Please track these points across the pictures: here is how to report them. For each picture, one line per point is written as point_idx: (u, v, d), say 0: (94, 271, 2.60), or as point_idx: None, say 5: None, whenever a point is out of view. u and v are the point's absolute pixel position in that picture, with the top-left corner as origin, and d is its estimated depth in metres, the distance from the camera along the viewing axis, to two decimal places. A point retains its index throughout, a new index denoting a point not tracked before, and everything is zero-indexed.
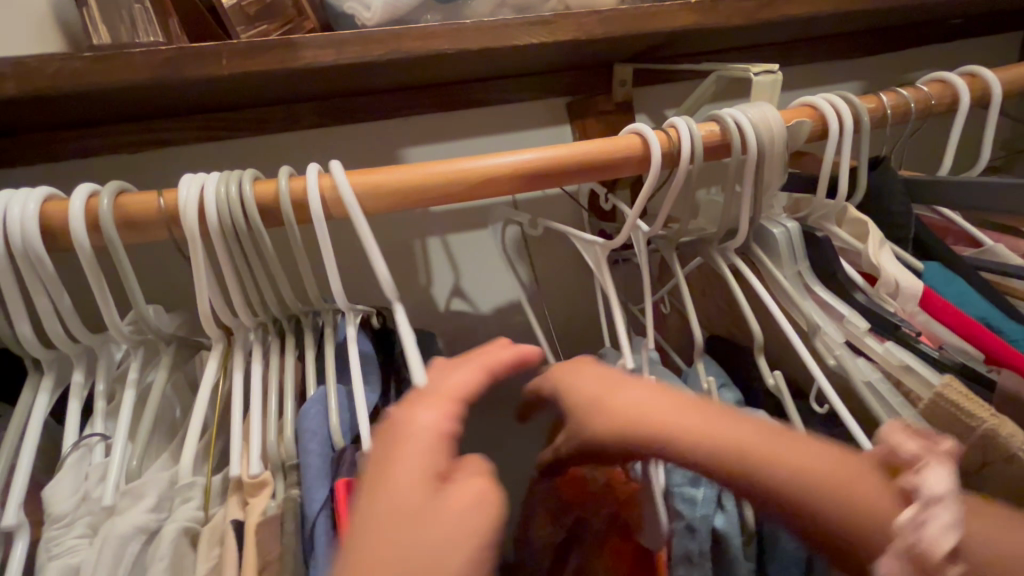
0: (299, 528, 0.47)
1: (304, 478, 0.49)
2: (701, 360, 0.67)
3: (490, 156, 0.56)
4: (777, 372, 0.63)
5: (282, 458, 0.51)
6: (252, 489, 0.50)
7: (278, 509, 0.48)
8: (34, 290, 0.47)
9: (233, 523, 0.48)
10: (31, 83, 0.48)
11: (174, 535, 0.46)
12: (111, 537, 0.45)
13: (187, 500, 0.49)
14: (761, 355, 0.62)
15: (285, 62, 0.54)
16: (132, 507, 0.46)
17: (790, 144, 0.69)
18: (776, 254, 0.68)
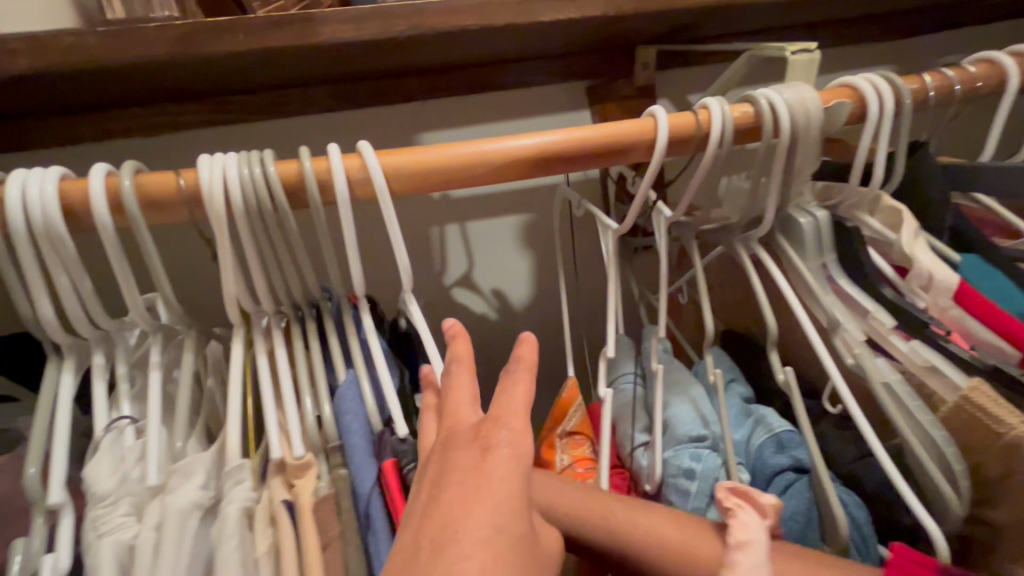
0: (355, 505, 0.48)
1: (351, 459, 0.48)
2: (711, 353, 0.61)
3: (508, 138, 0.53)
4: (790, 367, 0.57)
5: (324, 438, 0.51)
6: (296, 471, 0.49)
7: (330, 488, 0.48)
8: (56, 272, 0.46)
9: (285, 503, 0.47)
10: (47, 59, 0.47)
11: (235, 516, 0.45)
12: (169, 513, 0.44)
13: (239, 481, 0.47)
14: (772, 349, 0.57)
15: (306, 39, 0.52)
16: (184, 485, 0.46)
17: (827, 127, 0.66)
18: (799, 243, 0.63)
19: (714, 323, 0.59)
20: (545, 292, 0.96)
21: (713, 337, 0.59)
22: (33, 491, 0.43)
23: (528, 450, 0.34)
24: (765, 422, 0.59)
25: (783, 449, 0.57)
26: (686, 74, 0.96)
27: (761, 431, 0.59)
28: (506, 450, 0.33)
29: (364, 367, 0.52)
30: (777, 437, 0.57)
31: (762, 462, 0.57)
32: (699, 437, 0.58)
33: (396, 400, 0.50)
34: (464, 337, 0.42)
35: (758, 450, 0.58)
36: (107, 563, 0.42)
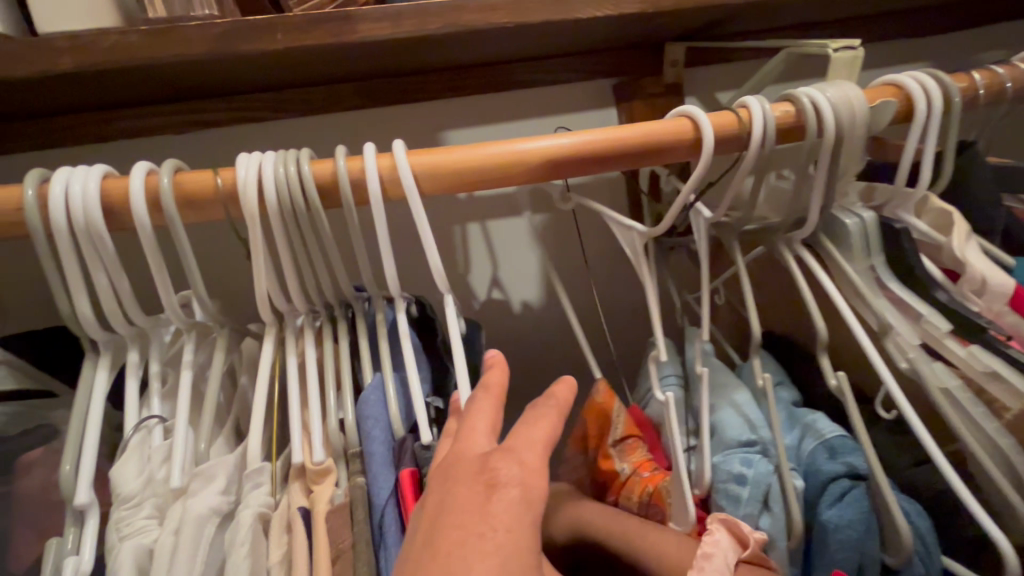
0: (368, 518, 0.46)
1: (369, 466, 0.48)
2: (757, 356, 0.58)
3: (544, 137, 0.52)
4: (841, 372, 0.53)
5: (344, 444, 0.50)
6: (315, 477, 0.49)
7: (345, 497, 0.47)
8: (94, 269, 0.46)
9: (301, 510, 0.46)
10: (89, 57, 0.47)
11: (250, 522, 0.45)
12: (187, 519, 0.43)
13: (257, 485, 0.47)
14: (823, 354, 0.54)
15: (341, 37, 0.52)
16: (204, 489, 0.45)
17: (873, 126, 0.63)
18: (846, 244, 0.60)
19: (758, 324, 0.57)
20: (569, 294, 0.95)
21: (759, 340, 0.56)
22: (66, 488, 0.43)
23: (536, 493, 0.33)
24: (815, 428, 0.57)
25: (836, 456, 0.55)
26: (717, 72, 0.94)
27: (811, 439, 0.57)
28: (515, 491, 0.32)
29: (391, 370, 0.51)
30: (828, 443, 0.56)
31: (815, 469, 0.55)
32: (749, 442, 0.56)
33: (422, 405, 0.49)
34: (497, 369, 0.41)
35: (811, 458, 0.56)
36: (124, 564, 0.42)
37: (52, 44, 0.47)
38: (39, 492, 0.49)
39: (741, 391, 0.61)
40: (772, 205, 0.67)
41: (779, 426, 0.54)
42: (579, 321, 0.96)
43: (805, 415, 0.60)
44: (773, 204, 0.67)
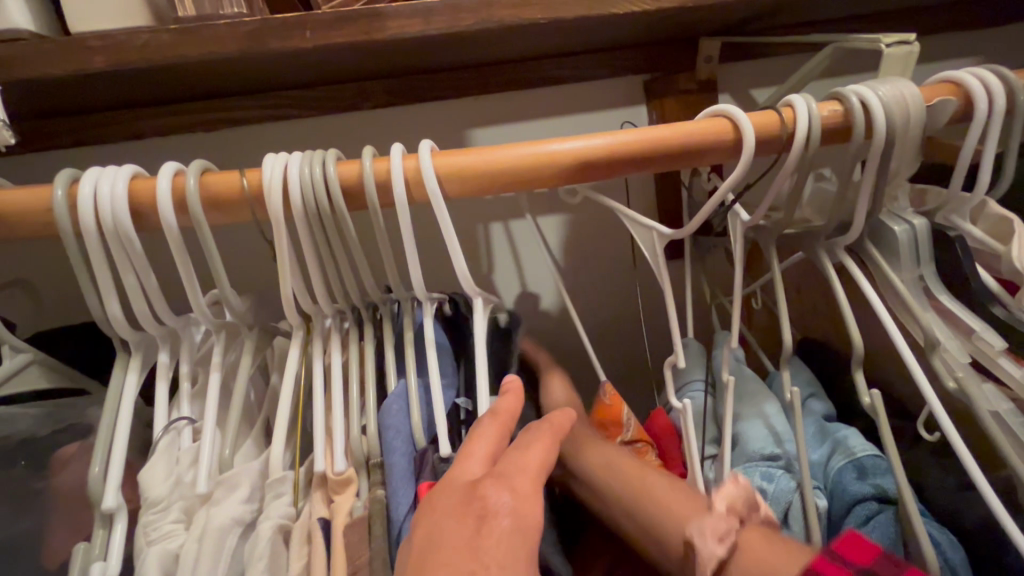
0: (387, 532, 0.45)
1: (389, 479, 0.46)
2: (789, 366, 0.55)
3: (577, 139, 0.50)
4: (876, 391, 0.49)
5: (366, 453, 0.50)
6: (337, 486, 0.48)
7: (364, 509, 0.47)
8: (124, 270, 0.47)
9: (322, 521, 0.46)
10: (121, 57, 0.47)
11: (269, 534, 0.45)
12: (210, 528, 0.44)
13: (278, 495, 0.47)
14: (857, 369, 0.51)
15: (371, 35, 0.50)
16: (228, 497, 0.46)
17: (929, 127, 0.59)
18: (891, 252, 0.57)
19: (792, 334, 0.54)
20: (594, 297, 0.93)
21: (792, 351, 0.53)
22: (93, 491, 0.44)
23: (529, 525, 0.34)
24: (845, 445, 0.54)
25: (865, 476, 0.51)
26: (755, 68, 0.90)
27: (840, 456, 0.54)
28: (507, 521, 0.33)
29: (414, 378, 0.50)
30: (858, 462, 0.52)
31: (840, 490, 0.52)
32: (773, 456, 0.54)
33: (442, 416, 0.48)
34: (509, 396, 0.44)
35: (836, 476, 0.53)
36: (153, 569, 0.42)
37: (84, 44, 0.46)
38: (74, 489, 0.50)
39: (770, 403, 0.57)
40: (816, 207, 0.64)
41: (803, 441, 0.51)
42: (603, 324, 0.94)
43: (836, 431, 0.57)
44: (815, 208, 0.64)
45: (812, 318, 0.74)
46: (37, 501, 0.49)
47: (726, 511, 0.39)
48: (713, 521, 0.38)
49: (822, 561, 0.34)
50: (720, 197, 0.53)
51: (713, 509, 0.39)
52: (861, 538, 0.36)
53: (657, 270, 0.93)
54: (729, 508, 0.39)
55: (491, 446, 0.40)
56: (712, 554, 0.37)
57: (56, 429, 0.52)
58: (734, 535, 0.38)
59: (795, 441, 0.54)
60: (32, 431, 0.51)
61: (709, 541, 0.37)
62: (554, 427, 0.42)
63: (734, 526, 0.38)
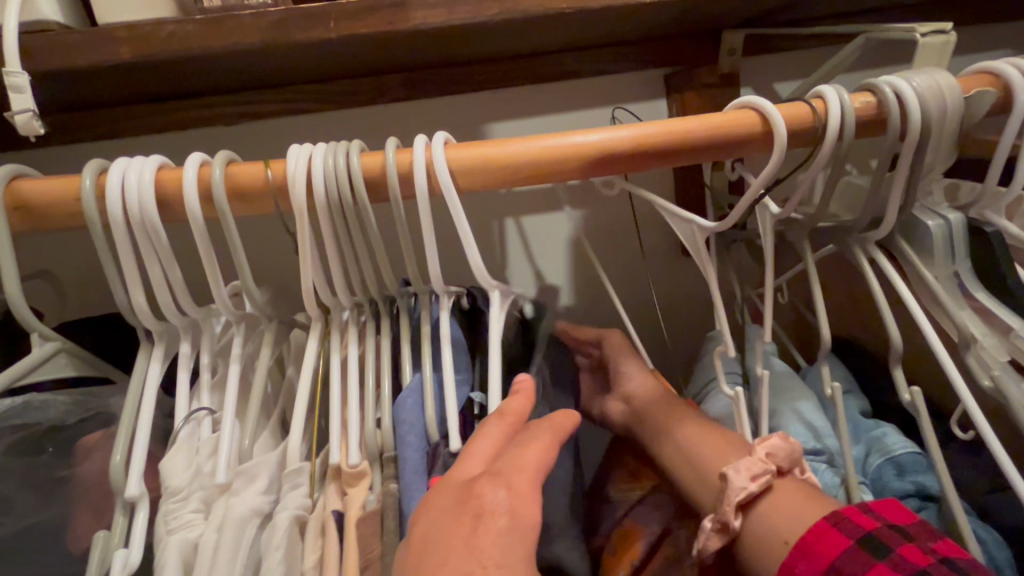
0: (399, 526, 0.45)
1: (401, 473, 0.46)
2: (828, 363, 0.53)
3: (602, 130, 0.49)
4: (916, 389, 0.48)
5: (380, 447, 0.49)
6: (351, 479, 0.48)
7: (377, 504, 0.46)
8: (148, 260, 0.47)
9: (335, 513, 0.46)
10: (148, 47, 0.47)
11: (286, 524, 0.44)
12: (229, 519, 0.44)
13: (296, 486, 0.47)
14: (895, 366, 0.49)
15: (395, 25, 0.50)
16: (247, 487, 0.46)
17: (965, 121, 0.56)
18: (924, 248, 0.55)
19: (828, 329, 0.52)
20: (612, 293, 0.92)
21: (829, 346, 0.52)
22: (115, 480, 0.44)
23: (528, 524, 0.33)
24: (882, 442, 0.53)
25: (904, 474, 0.51)
26: (779, 61, 0.88)
27: (875, 454, 0.52)
28: (503, 520, 0.32)
29: (430, 372, 0.50)
30: (896, 459, 0.51)
31: (879, 487, 0.51)
32: (816, 451, 0.52)
33: (455, 412, 0.48)
34: (517, 396, 0.43)
35: (875, 474, 0.52)
36: (171, 561, 0.42)
37: (114, 35, 0.47)
38: (97, 477, 0.50)
39: (806, 398, 0.56)
40: (845, 201, 0.62)
41: (849, 438, 0.49)
42: (621, 321, 0.93)
43: (876, 428, 0.55)
44: (847, 201, 0.62)
45: (836, 313, 0.72)
46: (62, 489, 0.49)
47: (765, 456, 0.46)
48: (748, 463, 0.45)
49: (853, 510, 0.41)
50: (750, 192, 0.51)
51: (752, 454, 0.46)
52: (898, 508, 0.42)
53: (676, 267, 0.92)
54: (767, 455, 0.46)
55: (493, 447, 0.39)
56: (744, 488, 0.44)
57: (82, 417, 0.52)
58: (768, 478, 0.45)
59: (836, 436, 0.53)
60: (58, 419, 0.51)
61: (744, 477, 0.44)
62: (558, 425, 0.41)
63: (770, 472, 0.45)
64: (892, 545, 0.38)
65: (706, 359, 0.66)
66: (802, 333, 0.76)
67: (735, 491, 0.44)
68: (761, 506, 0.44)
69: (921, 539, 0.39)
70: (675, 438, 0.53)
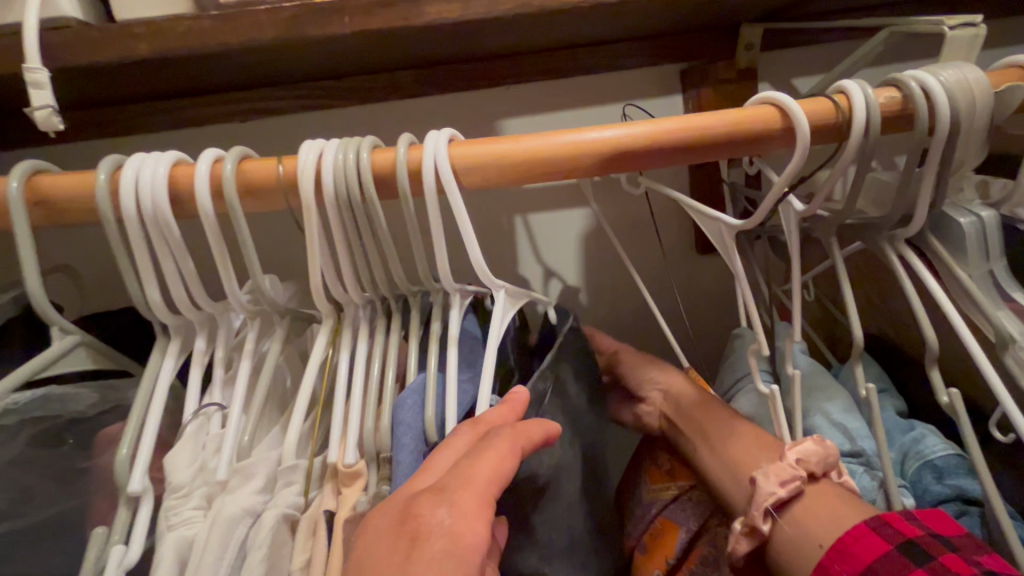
0: None
1: (394, 473, 0.46)
2: (862, 362, 0.51)
3: (615, 126, 0.49)
4: (955, 389, 0.46)
5: (376, 447, 0.49)
6: (345, 479, 0.48)
7: (368, 504, 0.46)
8: (162, 257, 0.47)
9: (327, 513, 0.46)
10: (165, 45, 0.48)
11: (273, 522, 0.45)
12: (221, 516, 0.44)
13: (289, 483, 0.47)
14: (932, 366, 0.48)
15: (409, 20, 0.50)
16: (242, 487, 0.46)
17: (995, 116, 0.54)
18: (957, 247, 0.53)
19: (861, 328, 0.51)
20: (627, 292, 0.91)
21: (862, 345, 0.50)
22: (120, 475, 0.45)
23: (466, 543, 0.34)
24: (919, 446, 0.51)
25: (943, 478, 0.49)
26: (798, 56, 0.86)
27: (912, 459, 0.51)
28: (439, 542, 0.33)
29: (434, 372, 0.49)
30: (933, 463, 0.50)
31: (918, 491, 0.50)
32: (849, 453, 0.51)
33: (456, 413, 0.48)
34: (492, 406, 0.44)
35: (912, 478, 0.50)
36: (168, 556, 0.43)
37: (132, 32, 0.47)
38: (110, 469, 0.51)
39: (837, 399, 0.55)
40: (874, 198, 0.60)
41: (885, 440, 0.48)
42: (634, 318, 0.92)
43: (912, 432, 0.54)
44: (873, 198, 0.60)
45: (866, 310, 0.71)
46: (78, 481, 0.50)
47: (796, 462, 0.44)
48: (777, 468, 0.44)
49: (896, 516, 0.40)
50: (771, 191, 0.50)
51: (782, 459, 0.44)
52: (943, 518, 0.41)
53: (693, 265, 0.90)
54: (799, 460, 0.44)
55: (456, 456, 0.40)
56: (772, 494, 0.43)
57: (100, 410, 0.53)
58: (798, 484, 0.43)
59: (870, 438, 0.51)
60: (79, 412, 0.51)
61: (772, 482, 0.43)
62: (524, 433, 0.41)
63: (801, 477, 0.43)
64: (933, 551, 0.38)
65: (733, 357, 0.65)
66: (831, 330, 0.74)
67: (762, 497, 0.43)
68: (792, 510, 0.43)
69: (966, 552, 0.38)
70: (710, 437, 0.52)
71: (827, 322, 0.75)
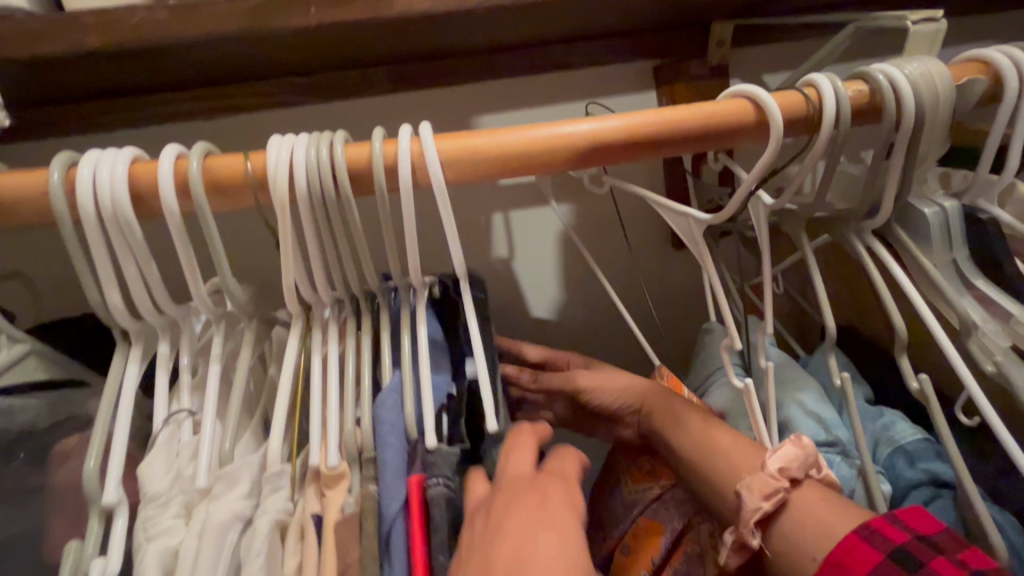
0: (378, 529, 0.44)
1: (382, 474, 0.45)
2: (832, 353, 0.52)
3: (592, 119, 0.48)
4: (925, 376, 0.47)
5: (360, 446, 0.48)
6: (329, 482, 0.47)
7: (356, 507, 0.45)
8: (123, 259, 0.45)
9: (315, 517, 0.45)
10: (120, 36, 0.45)
11: (267, 529, 0.43)
12: (209, 526, 0.42)
13: (277, 489, 0.45)
14: (902, 354, 0.49)
15: (379, 12, 0.49)
16: (226, 493, 0.44)
17: (956, 108, 0.55)
18: (922, 236, 0.54)
19: (832, 318, 0.52)
20: (605, 287, 0.91)
21: (833, 336, 0.51)
22: (89, 489, 0.43)
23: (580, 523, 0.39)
24: (889, 433, 0.53)
25: (915, 463, 0.51)
26: (767, 51, 0.87)
27: (884, 445, 0.53)
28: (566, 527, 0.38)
29: (409, 370, 0.48)
30: (904, 448, 0.52)
31: (892, 477, 0.51)
32: (822, 444, 0.51)
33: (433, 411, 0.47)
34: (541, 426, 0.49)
35: (885, 465, 0.52)
36: (150, 568, 0.41)
37: (83, 22, 0.45)
38: (73, 482, 0.49)
39: (808, 389, 0.56)
40: (843, 191, 0.61)
41: (859, 428, 0.49)
42: (613, 313, 0.92)
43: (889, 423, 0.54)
44: (843, 191, 0.61)
45: (833, 300, 0.72)
46: (36, 496, 0.47)
47: (777, 471, 0.44)
48: (760, 481, 0.44)
49: (882, 523, 0.40)
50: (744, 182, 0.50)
51: (764, 469, 0.45)
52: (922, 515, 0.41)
53: (669, 259, 0.91)
54: (781, 468, 0.45)
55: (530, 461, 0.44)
56: (756, 507, 0.43)
57: (56, 422, 0.50)
58: (781, 496, 0.44)
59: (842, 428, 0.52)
60: (30, 426, 0.49)
61: (756, 496, 0.44)
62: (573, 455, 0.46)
63: (783, 488, 0.44)
64: (923, 557, 0.38)
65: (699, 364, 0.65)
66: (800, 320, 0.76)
67: (749, 513, 0.43)
68: (781, 523, 0.43)
69: (949, 550, 0.38)
70: (688, 426, 0.53)
71: (798, 314, 0.76)
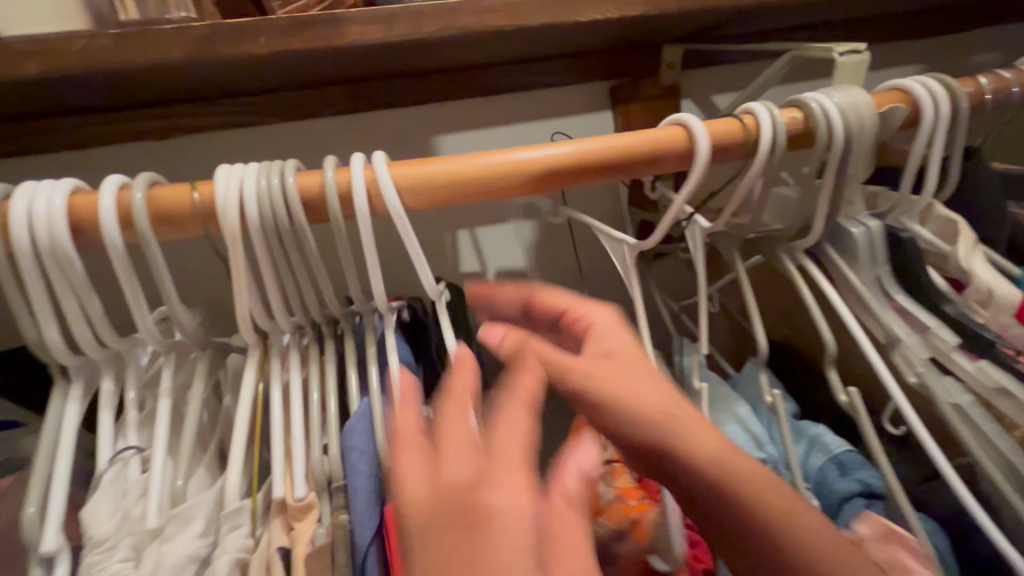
0: (351, 560, 0.44)
1: (352, 503, 0.45)
2: (764, 370, 0.55)
3: (543, 146, 0.50)
4: (853, 389, 0.51)
5: (328, 476, 0.47)
6: (296, 513, 0.46)
7: (327, 537, 0.45)
8: (63, 293, 0.43)
9: (281, 551, 0.45)
10: (57, 64, 0.44)
11: (226, 569, 0.43)
12: (162, 568, 0.41)
13: (235, 526, 0.45)
14: (831, 367, 0.52)
15: (330, 41, 0.49)
16: (180, 533, 0.43)
17: (880, 132, 0.60)
18: (850, 253, 0.58)
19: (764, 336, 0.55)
20: None
21: (765, 355, 0.54)
22: (29, 535, 0.41)
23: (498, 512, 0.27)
24: (822, 443, 0.56)
25: (847, 472, 0.54)
26: (714, 74, 0.92)
27: (818, 455, 0.56)
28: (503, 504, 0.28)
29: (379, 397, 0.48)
30: (837, 458, 0.55)
31: (826, 488, 0.54)
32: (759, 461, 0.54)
33: None
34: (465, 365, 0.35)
35: (820, 476, 0.55)
36: None
37: (16, 50, 0.43)
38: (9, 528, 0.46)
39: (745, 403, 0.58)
40: (778, 212, 0.65)
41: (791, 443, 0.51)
42: None
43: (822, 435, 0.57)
44: (777, 212, 0.65)
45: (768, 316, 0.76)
46: None
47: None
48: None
49: None
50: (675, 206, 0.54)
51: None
52: None
53: None
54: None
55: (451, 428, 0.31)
56: None
57: None
58: None
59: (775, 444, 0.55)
60: None
61: None
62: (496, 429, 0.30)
63: None
64: None
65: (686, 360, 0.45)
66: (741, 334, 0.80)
67: None
68: None
69: None
70: None
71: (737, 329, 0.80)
